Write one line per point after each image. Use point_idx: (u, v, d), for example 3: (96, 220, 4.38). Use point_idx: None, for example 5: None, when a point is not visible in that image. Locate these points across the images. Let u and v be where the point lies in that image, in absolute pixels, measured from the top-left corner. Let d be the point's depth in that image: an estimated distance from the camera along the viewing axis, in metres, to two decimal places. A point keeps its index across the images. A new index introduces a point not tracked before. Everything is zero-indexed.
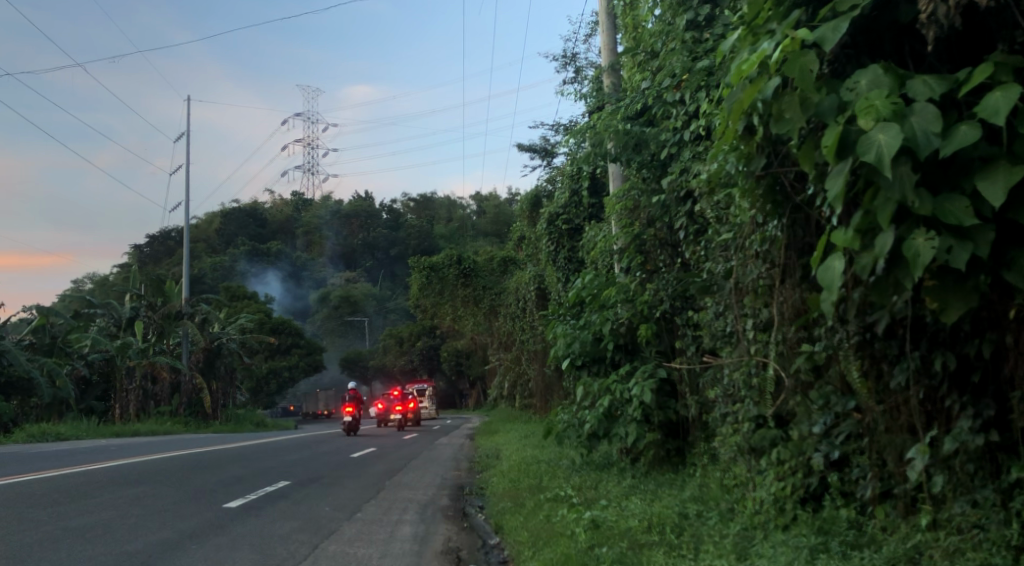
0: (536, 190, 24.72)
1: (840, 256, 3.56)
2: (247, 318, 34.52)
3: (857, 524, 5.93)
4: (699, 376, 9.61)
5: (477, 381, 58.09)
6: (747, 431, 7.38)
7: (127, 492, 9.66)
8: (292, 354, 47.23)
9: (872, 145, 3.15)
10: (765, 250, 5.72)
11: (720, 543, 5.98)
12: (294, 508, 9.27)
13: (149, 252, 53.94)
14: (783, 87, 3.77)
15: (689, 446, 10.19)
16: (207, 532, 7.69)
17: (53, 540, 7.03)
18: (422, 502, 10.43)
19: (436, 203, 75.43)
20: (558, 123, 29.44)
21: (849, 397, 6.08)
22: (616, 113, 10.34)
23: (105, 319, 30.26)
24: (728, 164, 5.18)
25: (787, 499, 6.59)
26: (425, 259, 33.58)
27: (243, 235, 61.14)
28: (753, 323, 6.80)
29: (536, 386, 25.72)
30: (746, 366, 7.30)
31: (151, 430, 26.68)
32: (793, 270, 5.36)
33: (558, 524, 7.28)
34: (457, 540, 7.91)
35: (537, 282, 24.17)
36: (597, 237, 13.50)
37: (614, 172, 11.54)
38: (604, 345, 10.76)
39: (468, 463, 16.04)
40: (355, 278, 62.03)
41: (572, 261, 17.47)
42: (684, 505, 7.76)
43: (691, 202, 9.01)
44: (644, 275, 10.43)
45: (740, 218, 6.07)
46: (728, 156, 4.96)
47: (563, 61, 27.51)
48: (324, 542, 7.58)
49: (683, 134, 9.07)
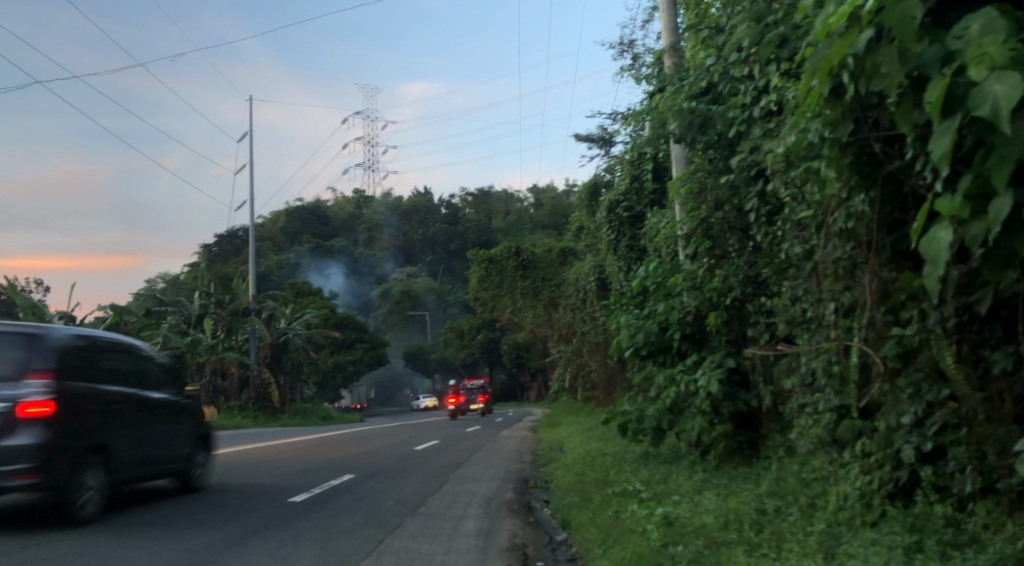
0: (595, 179, 24.32)
1: (946, 226, 3.14)
2: (311, 313, 35.00)
3: (953, 520, 5.48)
4: (773, 364, 9.15)
5: (538, 374, 57.91)
6: (829, 422, 6.95)
7: (196, 486, 9.79)
8: (355, 348, 47.85)
9: (987, 96, 2.75)
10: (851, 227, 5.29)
11: (805, 543, 5.58)
12: (357, 503, 9.19)
13: (217, 252, 55.36)
14: (879, 41, 3.40)
15: (763, 439, 9.75)
16: (271, 527, 7.65)
17: (121, 535, 7.08)
18: (486, 496, 10.27)
19: (494, 197, 75.57)
20: (616, 111, 28.96)
21: (941, 385, 5.62)
22: (680, 92, 9.93)
23: (175, 316, 31.03)
24: (811, 133, 4.79)
25: (875, 495, 6.16)
26: (483, 251, 33.58)
27: (306, 233, 62.29)
28: (835, 307, 6.37)
29: (598, 377, 25.34)
30: (825, 353, 6.87)
31: (221, 424, 27.32)
32: (883, 248, 4.94)
33: (628, 521, 6.97)
34: (522, 536, 7.68)
35: (597, 272, 23.78)
36: (660, 224, 13.12)
37: (678, 154, 11.17)
38: (670, 334, 10.36)
39: (532, 456, 15.86)
40: (415, 273, 62.49)
41: (633, 249, 17.06)
42: (760, 500, 7.38)
43: (762, 181, 8.56)
44: (711, 261, 10.05)
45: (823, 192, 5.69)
46: (814, 124, 4.57)
47: (620, 49, 26.98)
48: (387, 538, 7.45)
49: (752, 111, 8.64)
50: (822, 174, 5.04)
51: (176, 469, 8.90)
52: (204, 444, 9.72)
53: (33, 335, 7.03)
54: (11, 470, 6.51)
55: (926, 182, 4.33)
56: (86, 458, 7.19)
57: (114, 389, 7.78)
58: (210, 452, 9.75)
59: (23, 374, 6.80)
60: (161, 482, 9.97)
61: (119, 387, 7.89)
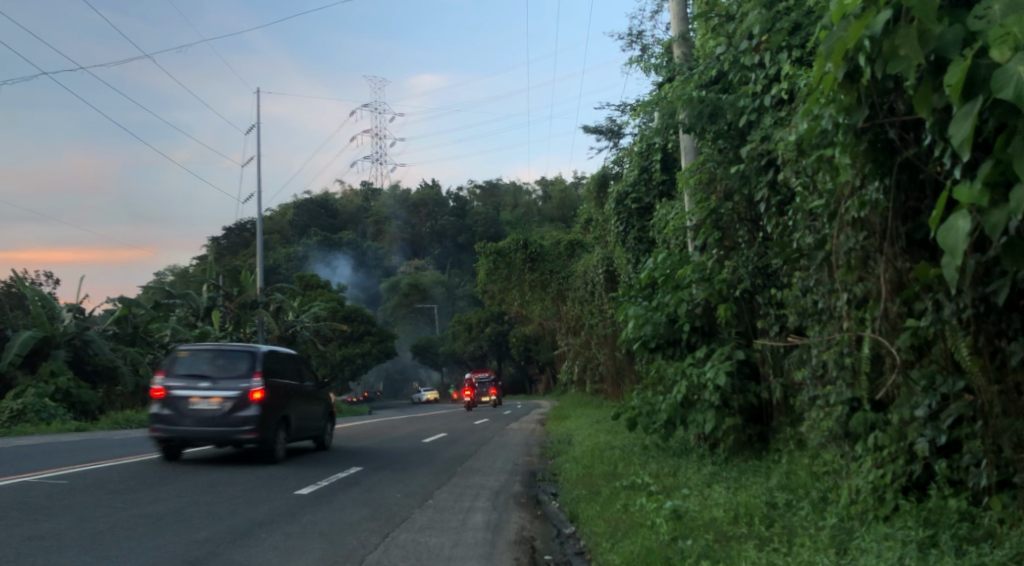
0: (603, 170, 24.17)
1: (965, 214, 3.03)
2: (319, 306, 35.02)
3: (968, 515, 5.37)
4: (783, 356, 9.06)
5: (546, 367, 57.83)
6: (840, 416, 6.87)
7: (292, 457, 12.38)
8: (364, 341, 47.86)
9: (1010, 78, 2.64)
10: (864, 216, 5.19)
11: (817, 538, 5.50)
12: (365, 495, 9.16)
13: (226, 244, 55.46)
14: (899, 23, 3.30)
15: (773, 433, 9.66)
16: (278, 520, 7.61)
17: (126, 527, 7.06)
18: (494, 489, 10.23)
19: (502, 189, 75.44)
20: (624, 103, 28.78)
21: (956, 377, 5.50)
22: (689, 82, 9.81)
23: (184, 309, 31.10)
24: (825, 119, 4.68)
25: (887, 488, 6.08)
26: (491, 244, 33.49)
27: (314, 226, 62.33)
28: (847, 298, 6.28)
29: (607, 370, 25.25)
30: (837, 345, 6.77)
31: None
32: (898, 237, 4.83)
33: (637, 514, 6.90)
34: (530, 529, 7.64)
35: (606, 265, 23.67)
36: (669, 215, 13.01)
37: (687, 144, 11.06)
38: (679, 326, 10.30)
39: (540, 448, 15.81)
40: (423, 265, 62.50)
41: (642, 241, 16.93)
42: (771, 494, 7.30)
43: (773, 171, 8.45)
44: (721, 252, 9.94)
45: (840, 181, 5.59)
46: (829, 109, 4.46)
47: (628, 40, 26.79)
48: (394, 531, 7.40)
49: (763, 100, 8.51)
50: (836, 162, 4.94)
51: (316, 434, 12.98)
52: (328, 416, 13.80)
53: (250, 350, 11.13)
54: (243, 430, 10.63)
55: (945, 169, 4.22)
56: (280, 423, 11.36)
57: (287, 383, 11.85)
58: (332, 422, 13.83)
59: (249, 373, 10.91)
60: (301, 445, 14.09)
61: (291, 379, 12.04)
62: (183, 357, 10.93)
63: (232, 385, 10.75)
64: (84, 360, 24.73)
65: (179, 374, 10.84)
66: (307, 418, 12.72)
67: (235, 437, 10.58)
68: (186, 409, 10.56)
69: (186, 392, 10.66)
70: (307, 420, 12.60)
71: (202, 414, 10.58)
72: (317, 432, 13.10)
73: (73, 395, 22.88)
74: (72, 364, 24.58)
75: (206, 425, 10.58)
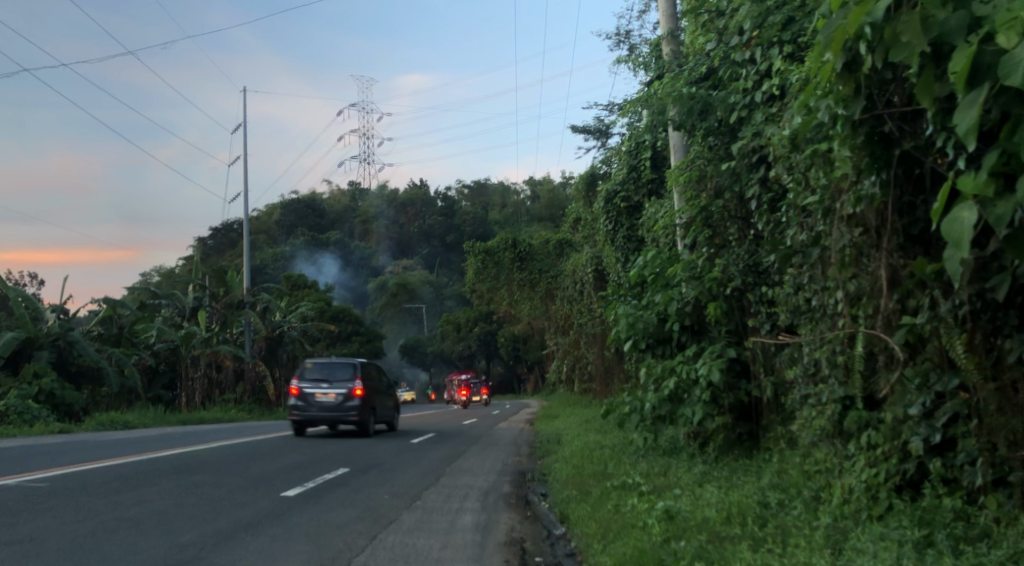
0: (592, 169, 24.10)
1: (969, 206, 2.96)
2: (307, 306, 34.81)
3: (963, 514, 5.31)
4: (774, 354, 9.00)
5: (535, 366, 57.78)
6: (833, 414, 6.81)
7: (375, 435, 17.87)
8: (352, 341, 47.61)
9: (1018, 63, 2.57)
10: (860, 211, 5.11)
11: (811, 538, 5.43)
12: (352, 497, 9.03)
13: (213, 245, 55.06)
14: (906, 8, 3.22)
15: (764, 431, 9.61)
16: (264, 523, 7.47)
17: (108, 531, 6.91)
18: (483, 489, 10.13)
19: (490, 189, 75.36)
20: (612, 103, 28.75)
21: (950, 374, 5.43)
22: (679, 78, 9.71)
23: (170, 309, 30.88)
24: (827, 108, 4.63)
25: (880, 487, 6.01)
26: (480, 243, 33.36)
27: (302, 225, 61.97)
28: (840, 295, 6.21)
29: (596, 369, 25.21)
30: (830, 344, 6.71)
31: (216, 418, 27.12)
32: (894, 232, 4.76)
33: (629, 514, 6.81)
34: (520, 530, 7.53)
35: (595, 264, 23.60)
36: (658, 214, 12.95)
37: (676, 142, 10.97)
38: (669, 326, 10.21)
39: (529, 448, 15.74)
40: (411, 265, 62.36)
41: (631, 240, 16.87)
42: (764, 493, 7.23)
43: (764, 168, 8.38)
44: (711, 250, 9.88)
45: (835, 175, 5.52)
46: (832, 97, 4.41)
47: (615, 40, 26.77)
48: (382, 533, 7.28)
49: (754, 96, 8.44)
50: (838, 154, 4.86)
51: (389, 422, 18.44)
52: (394, 409, 19.16)
53: (351, 363, 16.94)
54: (351, 413, 16.37)
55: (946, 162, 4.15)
56: (370, 411, 16.97)
57: (371, 384, 17.46)
58: (397, 414, 19.18)
59: (352, 378, 16.68)
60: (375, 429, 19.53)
61: (374, 382, 17.63)
62: (310, 368, 16.86)
63: (342, 384, 16.58)
64: (68, 361, 24.46)
65: (307, 378, 16.72)
66: (383, 410, 18.18)
67: (346, 418, 16.32)
68: (314, 401, 16.36)
69: (313, 390, 16.51)
70: (382, 411, 17.98)
71: (325, 404, 16.40)
72: (389, 419, 18.59)
73: (57, 396, 22.60)
74: (55, 365, 24.30)
75: (327, 410, 16.35)
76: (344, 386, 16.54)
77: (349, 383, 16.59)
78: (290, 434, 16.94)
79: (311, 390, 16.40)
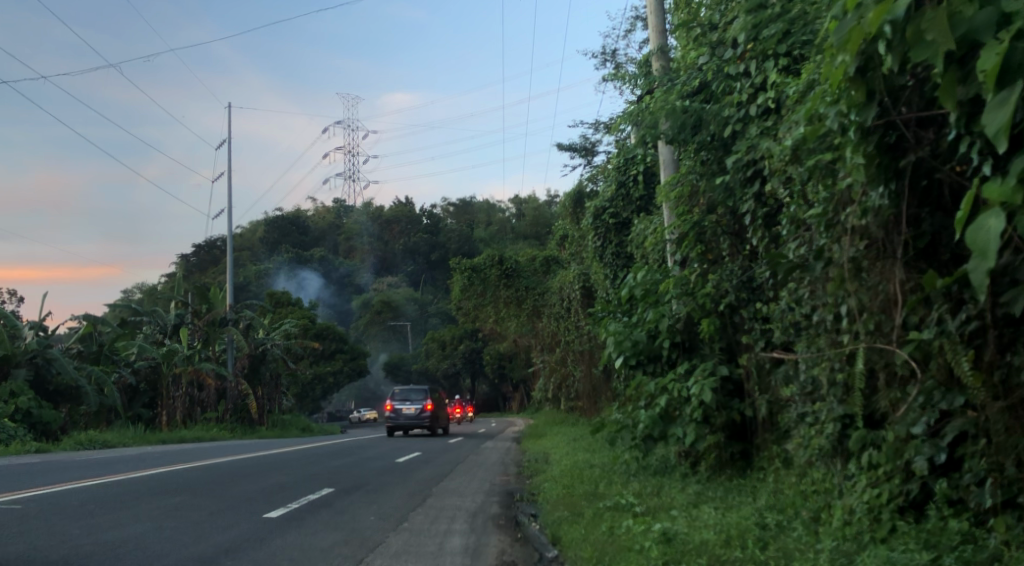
0: (579, 186, 24.06)
1: (996, 213, 2.84)
2: (291, 323, 34.40)
3: (970, 536, 5.14)
4: (769, 372, 8.83)
5: (520, 385, 57.52)
6: (832, 434, 6.65)
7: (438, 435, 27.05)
8: (336, 359, 47.20)
9: None
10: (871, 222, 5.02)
11: (815, 562, 5.24)
12: (336, 519, 8.75)
13: (196, 261, 54.48)
14: (936, 6, 3.13)
15: (756, 450, 9.45)
16: (245, 547, 7.19)
17: (82, 556, 6.60)
18: (471, 510, 9.88)
19: (475, 207, 75.40)
20: (598, 121, 28.77)
21: (955, 392, 5.30)
22: (671, 92, 9.60)
23: (151, 327, 30.44)
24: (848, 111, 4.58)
25: (882, 508, 5.85)
26: (466, 260, 33.21)
27: (286, 243, 61.55)
28: (840, 310, 6.08)
29: (583, 387, 25.02)
30: (829, 361, 6.57)
31: (197, 437, 26.64)
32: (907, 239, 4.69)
33: (624, 537, 6.60)
34: (511, 554, 7.30)
35: (582, 281, 23.48)
36: (647, 230, 12.85)
37: (667, 157, 10.90)
38: (660, 343, 9.99)
39: (517, 467, 15.52)
40: (396, 283, 62.08)
41: (620, 256, 16.75)
42: (761, 514, 7.02)
43: (759, 182, 8.29)
44: (704, 265, 9.76)
45: (842, 185, 5.42)
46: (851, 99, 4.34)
47: (601, 58, 26.84)
48: (369, 557, 7.03)
49: (749, 110, 8.39)
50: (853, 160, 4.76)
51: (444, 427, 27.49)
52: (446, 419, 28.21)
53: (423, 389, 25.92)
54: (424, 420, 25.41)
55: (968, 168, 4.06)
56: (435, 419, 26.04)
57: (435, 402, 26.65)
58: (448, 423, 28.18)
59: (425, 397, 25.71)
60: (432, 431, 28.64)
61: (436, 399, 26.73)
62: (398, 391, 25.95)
63: (418, 402, 25.69)
64: (46, 379, 23.96)
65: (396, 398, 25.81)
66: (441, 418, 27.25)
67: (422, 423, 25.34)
68: (401, 412, 25.48)
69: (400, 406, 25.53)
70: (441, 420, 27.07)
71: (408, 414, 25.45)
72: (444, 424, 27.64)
73: (34, 415, 22.09)
74: (33, 383, 23.79)
75: (409, 418, 25.45)
76: (419, 403, 25.57)
77: (422, 401, 25.71)
78: (269, 453, 16.53)
79: (398, 406, 25.48)
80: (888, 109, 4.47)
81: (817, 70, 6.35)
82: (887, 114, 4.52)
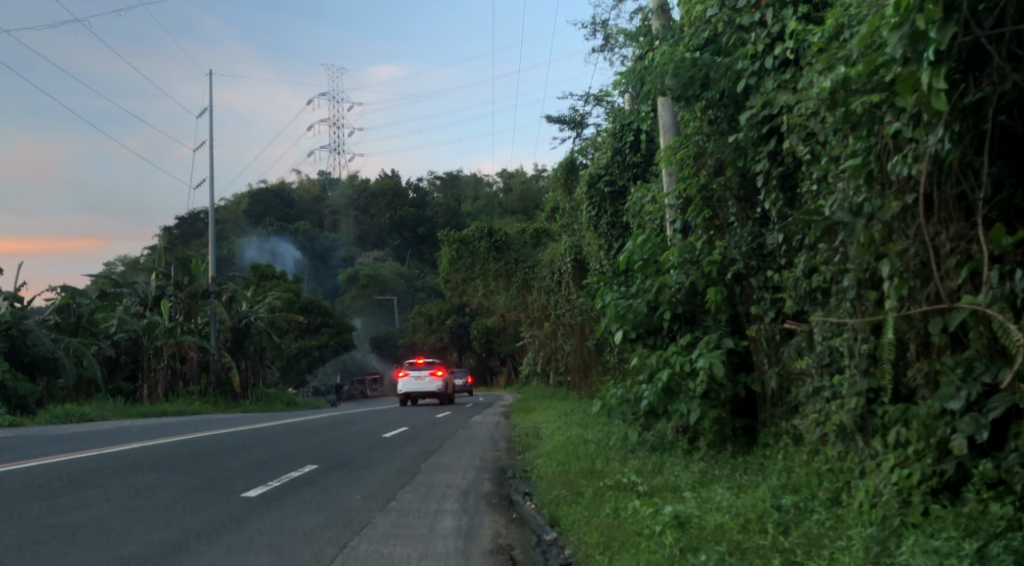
0: (570, 156, 23.44)
1: None
2: (274, 296, 33.69)
3: (1018, 523, 4.62)
4: (780, 344, 8.38)
5: (508, 359, 57.10)
6: (855, 410, 6.12)
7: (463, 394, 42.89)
8: (321, 332, 46.69)
9: None
10: (933, 162, 4.61)
11: (849, 551, 4.71)
12: (320, 498, 8.24)
13: (179, 234, 53.43)
14: None
15: (762, 426, 8.97)
16: (219, 530, 6.64)
17: (38, 541, 5.99)
18: (463, 488, 9.42)
19: (462, 181, 74.77)
20: (590, 92, 28.07)
21: (1004, 365, 4.80)
22: (678, 46, 9.02)
23: (131, 299, 29.70)
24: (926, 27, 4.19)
25: (913, 490, 5.35)
26: (454, 232, 32.61)
27: (271, 215, 60.64)
28: (872, 274, 5.56)
29: (573, 361, 24.58)
30: (854, 332, 6.09)
31: (179, 410, 26.04)
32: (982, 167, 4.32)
33: (632, 520, 6.12)
34: (507, 536, 6.81)
35: (574, 253, 22.92)
36: (645, 197, 12.35)
37: (667, 119, 10.40)
38: (660, 314, 9.49)
39: (507, 442, 15.06)
40: (382, 257, 61.45)
41: (615, 226, 16.09)
42: (775, 495, 6.55)
43: (776, 139, 7.81)
44: (712, 232, 9.27)
45: (890, 132, 4.95)
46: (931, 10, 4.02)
47: (592, 28, 26.11)
48: (354, 540, 6.49)
49: (764, 62, 7.87)
50: (927, 84, 4.29)
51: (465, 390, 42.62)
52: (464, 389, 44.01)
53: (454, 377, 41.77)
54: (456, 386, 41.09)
55: None
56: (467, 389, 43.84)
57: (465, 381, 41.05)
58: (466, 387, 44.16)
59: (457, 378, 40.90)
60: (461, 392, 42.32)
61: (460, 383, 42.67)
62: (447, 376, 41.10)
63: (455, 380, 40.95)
64: (22, 351, 23.28)
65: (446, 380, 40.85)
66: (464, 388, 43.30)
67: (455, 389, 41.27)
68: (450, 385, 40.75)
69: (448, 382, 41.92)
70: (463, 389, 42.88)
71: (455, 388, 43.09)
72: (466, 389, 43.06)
73: (9, 387, 21.43)
74: (8, 355, 23.12)
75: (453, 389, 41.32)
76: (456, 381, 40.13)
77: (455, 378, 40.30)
78: (251, 427, 16.03)
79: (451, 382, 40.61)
80: (971, 27, 4.16)
81: (849, 11, 5.82)
82: (968, 34, 4.18)
